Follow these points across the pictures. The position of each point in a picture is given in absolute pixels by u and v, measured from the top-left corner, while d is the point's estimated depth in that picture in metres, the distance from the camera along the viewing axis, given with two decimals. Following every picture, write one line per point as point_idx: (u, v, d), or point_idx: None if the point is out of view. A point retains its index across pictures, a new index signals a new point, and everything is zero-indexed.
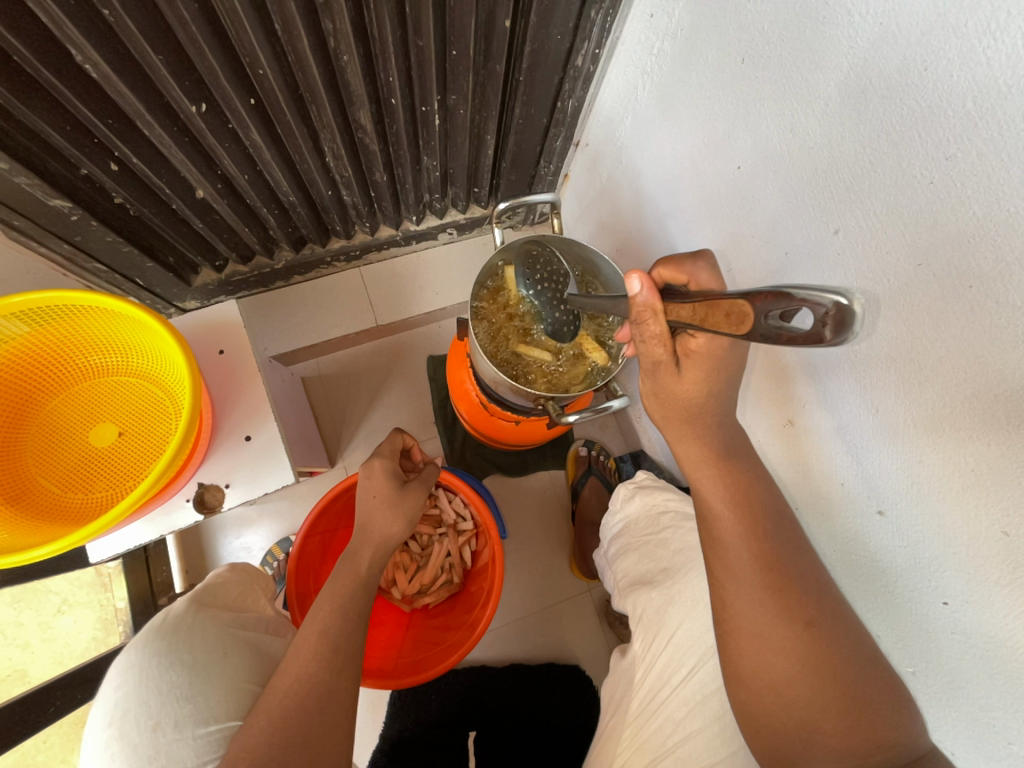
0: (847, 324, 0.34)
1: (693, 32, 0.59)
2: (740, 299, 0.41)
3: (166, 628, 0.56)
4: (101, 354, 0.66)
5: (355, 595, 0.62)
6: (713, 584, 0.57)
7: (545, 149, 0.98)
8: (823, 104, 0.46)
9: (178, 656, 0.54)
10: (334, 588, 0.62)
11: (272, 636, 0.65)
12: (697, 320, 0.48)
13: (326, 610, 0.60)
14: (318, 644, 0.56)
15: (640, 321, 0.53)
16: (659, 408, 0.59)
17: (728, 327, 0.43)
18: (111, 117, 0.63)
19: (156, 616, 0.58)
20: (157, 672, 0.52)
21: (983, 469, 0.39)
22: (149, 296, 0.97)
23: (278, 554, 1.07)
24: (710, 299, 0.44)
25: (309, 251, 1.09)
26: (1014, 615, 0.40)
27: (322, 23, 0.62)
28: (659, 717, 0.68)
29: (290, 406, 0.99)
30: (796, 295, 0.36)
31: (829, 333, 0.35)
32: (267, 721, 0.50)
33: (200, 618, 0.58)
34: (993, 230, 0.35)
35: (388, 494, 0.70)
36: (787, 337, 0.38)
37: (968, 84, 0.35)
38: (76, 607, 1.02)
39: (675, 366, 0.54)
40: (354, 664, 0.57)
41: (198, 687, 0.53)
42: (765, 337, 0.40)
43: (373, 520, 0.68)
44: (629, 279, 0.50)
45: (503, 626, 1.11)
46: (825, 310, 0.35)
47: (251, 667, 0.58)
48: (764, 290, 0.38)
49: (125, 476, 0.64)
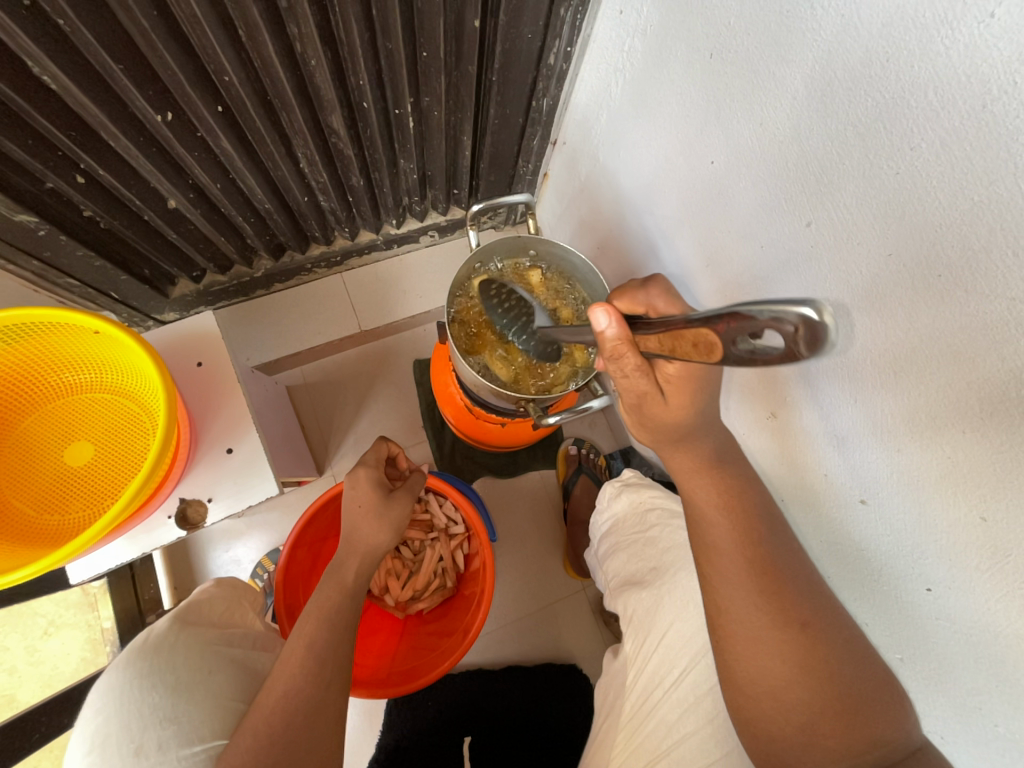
0: (820, 336, 0.30)
1: (663, 28, 0.59)
2: (703, 327, 0.39)
3: (147, 649, 0.55)
4: (75, 371, 0.65)
5: (341, 608, 0.61)
6: (706, 592, 0.57)
7: (523, 149, 0.98)
8: (791, 98, 0.46)
9: (161, 677, 0.53)
10: (318, 600, 0.62)
11: (259, 652, 0.64)
12: (666, 349, 0.46)
13: (311, 624, 0.59)
14: (302, 659, 0.55)
15: (615, 358, 0.50)
16: (648, 433, 0.59)
17: (701, 355, 0.41)
18: (73, 129, 0.61)
19: (138, 635, 0.57)
20: (138, 694, 0.51)
21: (960, 456, 0.40)
22: (125, 310, 0.95)
23: (268, 566, 1.06)
24: (674, 330, 0.43)
25: (289, 259, 1.07)
26: (996, 599, 0.40)
27: (288, 28, 0.61)
28: (654, 718, 0.67)
29: (274, 416, 0.98)
30: (759, 317, 0.33)
31: (804, 349, 0.32)
32: (252, 739, 0.50)
33: (183, 637, 0.57)
34: (959, 219, 0.35)
35: (373, 504, 0.69)
36: (761, 359, 0.35)
37: (930, 74, 0.35)
38: (63, 629, 1.00)
39: (660, 395, 0.54)
40: (341, 676, 0.57)
41: (180, 706, 0.52)
42: (739, 362, 0.38)
43: (358, 530, 0.67)
44: (593, 317, 0.48)
45: (499, 629, 1.10)
46: (793, 328, 0.31)
47: (236, 685, 0.57)
48: (724, 315, 0.36)
49: (102, 494, 0.63)
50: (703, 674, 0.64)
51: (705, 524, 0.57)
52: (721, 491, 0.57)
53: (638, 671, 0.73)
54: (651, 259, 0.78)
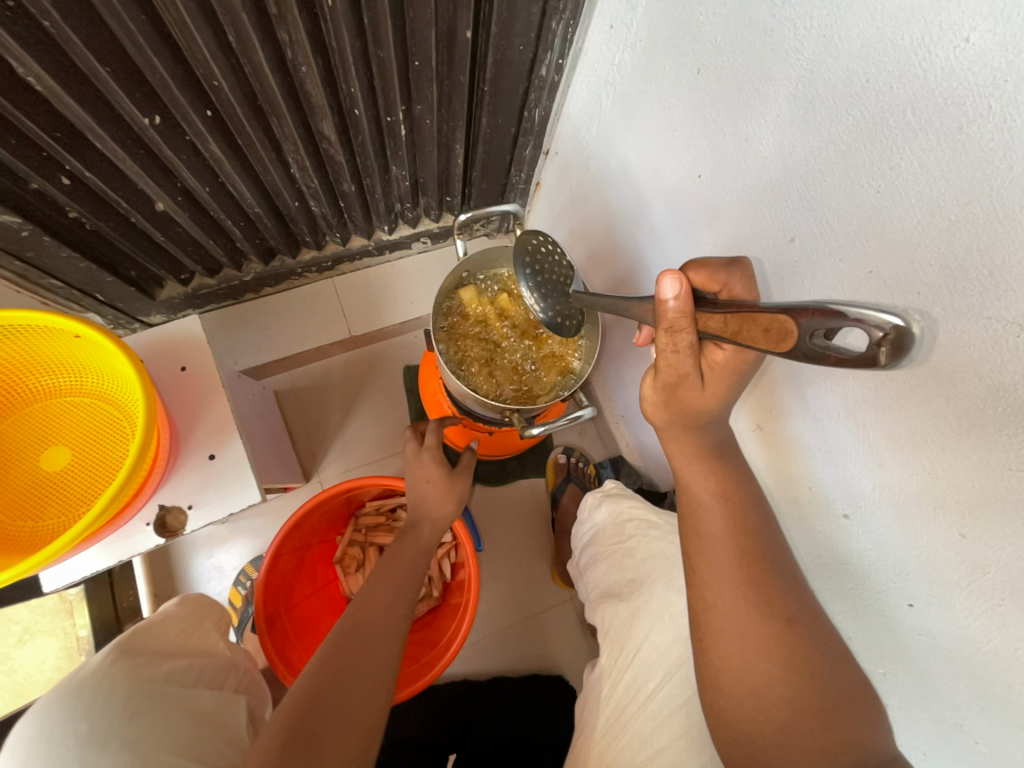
0: (904, 348, 0.31)
1: (651, 44, 0.60)
2: (781, 314, 0.36)
3: (73, 688, 0.52)
4: (55, 374, 0.64)
5: (417, 562, 0.75)
6: (696, 587, 0.56)
7: (515, 158, 0.98)
8: (775, 115, 0.47)
9: (82, 718, 0.50)
10: (401, 554, 0.75)
11: (202, 688, 0.62)
12: (728, 332, 0.42)
13: (395, 571, 0.73)
14: (392, 594, 0.69)
15: (671, 332, 0.46)
16: (663, 413, 0.57)
17: (767, 343, 0.38)
18: (58, 129, 0.61)
19: (67, 676, 0.55)
20: (74, 715, 0.50)
21: (939, 472, 0.40)
22: (111, 311, 0.94)
23: (252, 574, 1.04)
24: (745, 311, 0.39)
25: (279, 263, 1.07)
26: (975, 615, 0.41)
27: (278, 35, 0.61)
28: (626, 734, 0.66)
29: (260, 420, 0.96)
30: (846, 314, 0.33)
31: (883, 357, 0.32)
32: (348, 647, 0.61)
33: (113, 672, 0.55)
34: (936, 239, 0.36)
35: (442, 480, 0.82)
36: (834, 358, 0.34)
37: (908, 96, 0.35)
38: (37, 636, 0.94)
39: (700, 378, 0.51)
40: (362, 722, 0.56)
41: (124, 727, 0.51)
42: (808, 357, 0.36)
43: (427, 502, 0.81)
44: (661, 284, 0.43)
45: (484, 637, 1.09)
46: (881, 335, 0.32)
47: (172, 724, 0.54)
48: (810, 306, 0.34)
49: (79, 501, 0.61)
50: (678, 685, 0.64)
51: (701, 513, 0.57)
52: (704, 482, 0.57)
53: (613, 684, 0.72)
54: (641, 268, 0.79)
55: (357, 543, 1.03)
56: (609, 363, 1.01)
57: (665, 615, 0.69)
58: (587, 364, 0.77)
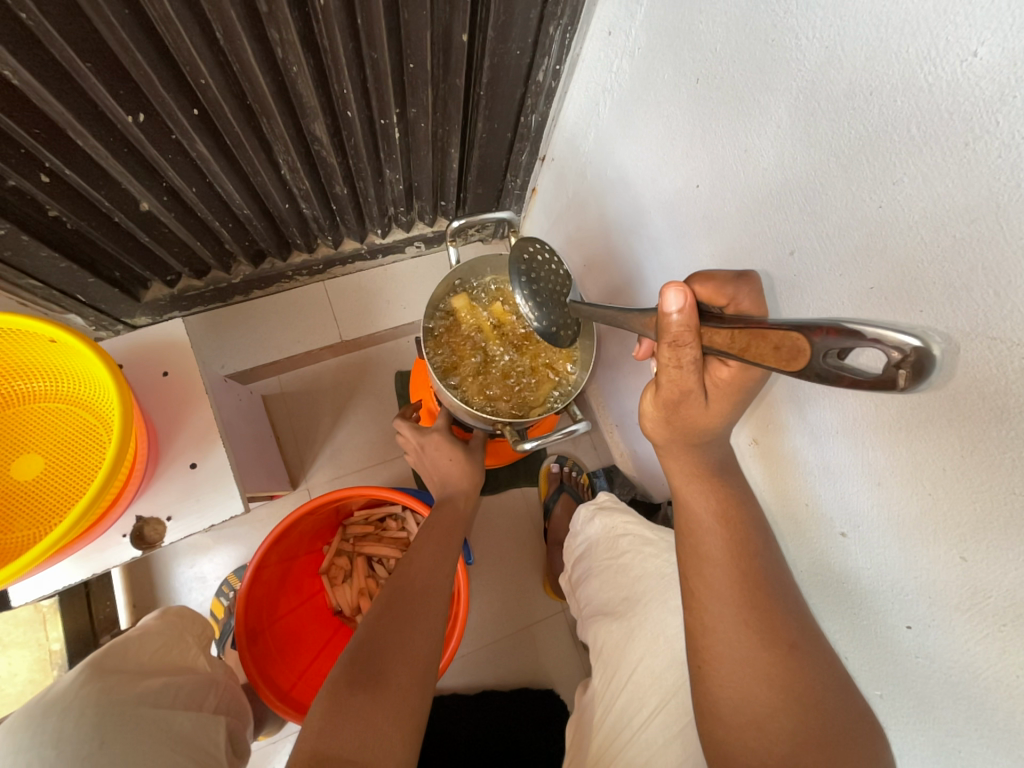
0: (925, 370, 0.30)
1: (650, 51, 0.59)
2: (794, 331, 0.34)
3: (37, 713, 0.50)
4: (29, 379, 0.61)
5: (455, 527, 0.77)
6: (693, 607, 0.55)
7: (511, 163, 0.97)
8: (776, 125, 0.46)
9: (41, 753, 0.47)
10: (440, 518, 0.78)
11: (179, 710, 0.58)
12: (735, 349, 0.41)
13: (437, 532, 0.75)
14: (435, 553, 0.71)
15: (675, 346, 0.44)
16: (664, 429, 0.55)
17: (777, 362, 0.37)
18: (36, 125, 0.59)
19: (37, 695, 0.53)
20: (39, 742, 0.47)
21: (940, 493, 0.39)
22: (93, 312, 0.92)
23: (235, 584, 1.01)
24: (755, 327, 0.38)
25: (269, 265, 1.05)
26: (976, 641, 0.39)
27: (268, 33, 0.59)
28: (619, 763, 0.64)
29: (246, 426, 0.94)
30: (864, 334, 0.31)
31: (902, 380, 0.30)
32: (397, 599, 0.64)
33: (83, 694, 0.52)
34: (940, 256, 0.35)
35: (461, 459, 0.84)
36: (849, 380, 0.32)
37: (912, 109, 0.34)
38: (9, 648, 0.90)
39: (703, 397, 0.50)
40: (418, 664, 0.59)
41: (89, 757, 0.48)
42: (819, 379, 0.34)
43: (450, 479, 0.84)
44: (664, 296, 0.41)
45: (474, 650, 1.07)
46: (900, 356, 0.30)
47: (142, 753, 0.51)
48: (828, 324, 0.32)
49: (50, 512, 0.59)
50: (673, 714, 0.61)
51: (699, 534, 0.56)
52: (704, 502, 0.56)
53: (605, 709, 0.70)
54: (639, 277, 0.77)
55: (345, 553, 1.01)
56: (604, 372, 1.00)
57: (660, 638, 0.67)
58: (581, 376, 0.75)
